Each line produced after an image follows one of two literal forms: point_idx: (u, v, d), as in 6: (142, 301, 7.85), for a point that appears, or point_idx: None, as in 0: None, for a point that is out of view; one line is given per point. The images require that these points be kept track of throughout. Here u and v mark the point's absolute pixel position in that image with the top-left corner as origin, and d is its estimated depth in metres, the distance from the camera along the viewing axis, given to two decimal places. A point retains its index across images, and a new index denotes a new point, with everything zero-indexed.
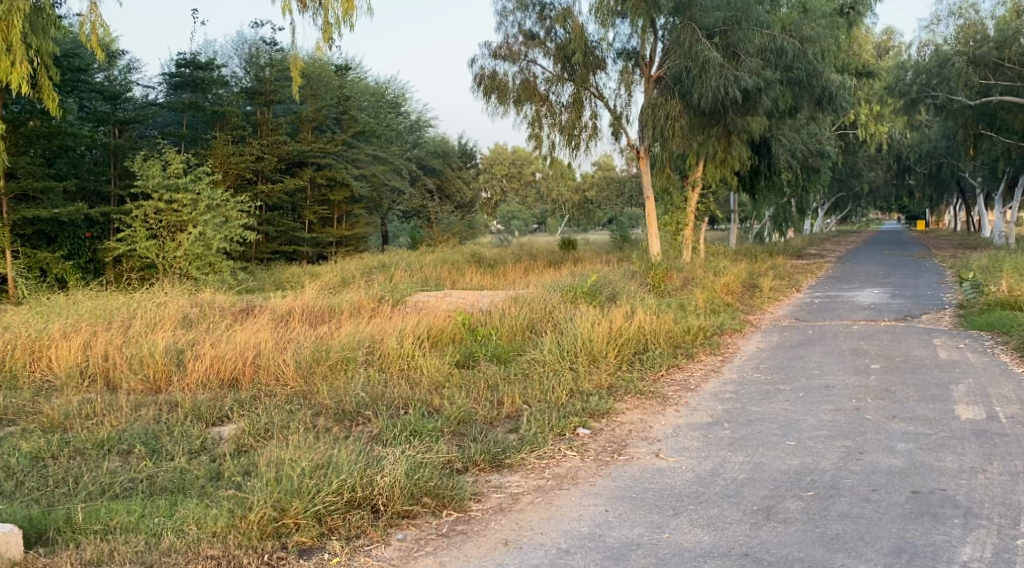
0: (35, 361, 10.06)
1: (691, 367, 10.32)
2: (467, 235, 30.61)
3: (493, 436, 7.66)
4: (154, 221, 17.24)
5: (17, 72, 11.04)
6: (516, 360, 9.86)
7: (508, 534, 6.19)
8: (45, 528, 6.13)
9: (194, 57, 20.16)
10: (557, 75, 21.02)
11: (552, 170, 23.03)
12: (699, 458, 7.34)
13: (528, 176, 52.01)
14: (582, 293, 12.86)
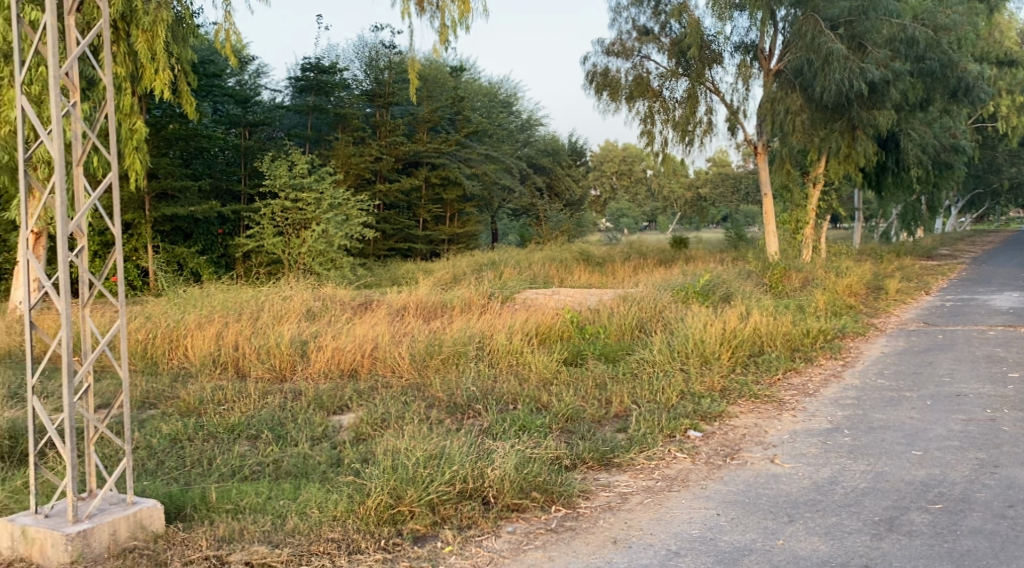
0: (172, 348, 10.74)
1: (809, 371, 10.19)
2: (576, 233, 30.64)
3: (602, 434, 7.81)
4: (281, 219, 18.00)
5: (161, 78, 11.83)
6: (625, 360, 9.96)
7: (616, 533, 6.33)
8: (183, 505, 6.59)
9: (318, 61, 20.95)
10: (671, 70, 20.97)
11: (665, 168, 22.95)
12: (816, 465, 7.31)
13: (639, 174, 51.23)
14: (695, 293, 12.83)
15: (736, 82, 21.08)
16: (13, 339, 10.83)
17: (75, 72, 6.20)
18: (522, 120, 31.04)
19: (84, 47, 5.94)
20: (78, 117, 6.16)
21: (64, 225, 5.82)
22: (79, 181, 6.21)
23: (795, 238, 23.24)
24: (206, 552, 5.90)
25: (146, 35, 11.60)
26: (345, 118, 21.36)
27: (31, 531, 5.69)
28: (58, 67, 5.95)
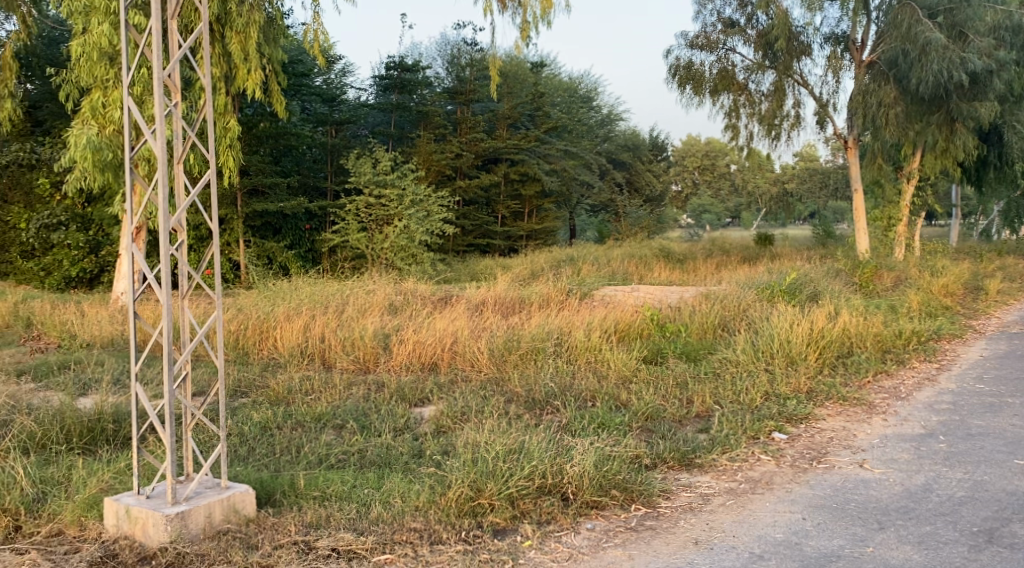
0: (263, 339, 11.10)
1: (901, 373, 10.00)
2: (657, 229, 30.37)
3: (683, 434, 7.82)
4: (364, 215, 18.36)
5: (253, 78, 12.23)
6: (707, 359, 9.92)
7: (698, 534, 6.34)
8: (273, 490, 6.83)
9: (401, 60, 21.23)
10: (758, 63, 20.73)
11: (750, 162, 22.66)
12: (909, 471, 7.21)
13: (722, 168, 49.38)
14: (781, 292, 12.65)
15: (826, 74, 20.70)
16: (114, 327, 11.31)
17: (176, 74, 6.48)
18: (603, 115, 30.95)
19: (185, 49, 6.20)
20: (179, 116, 6.44)
21: (166, 219, 6.08)
22: (180, 178, 6.48)
23: (888, 236, 22.64)
24: (294, 538, 6.11)
25: (239, 36, 12.08)
26: (427, 116, 21.64)
27: (134, 511, 5.98)
28: (161, 69, 6.22)
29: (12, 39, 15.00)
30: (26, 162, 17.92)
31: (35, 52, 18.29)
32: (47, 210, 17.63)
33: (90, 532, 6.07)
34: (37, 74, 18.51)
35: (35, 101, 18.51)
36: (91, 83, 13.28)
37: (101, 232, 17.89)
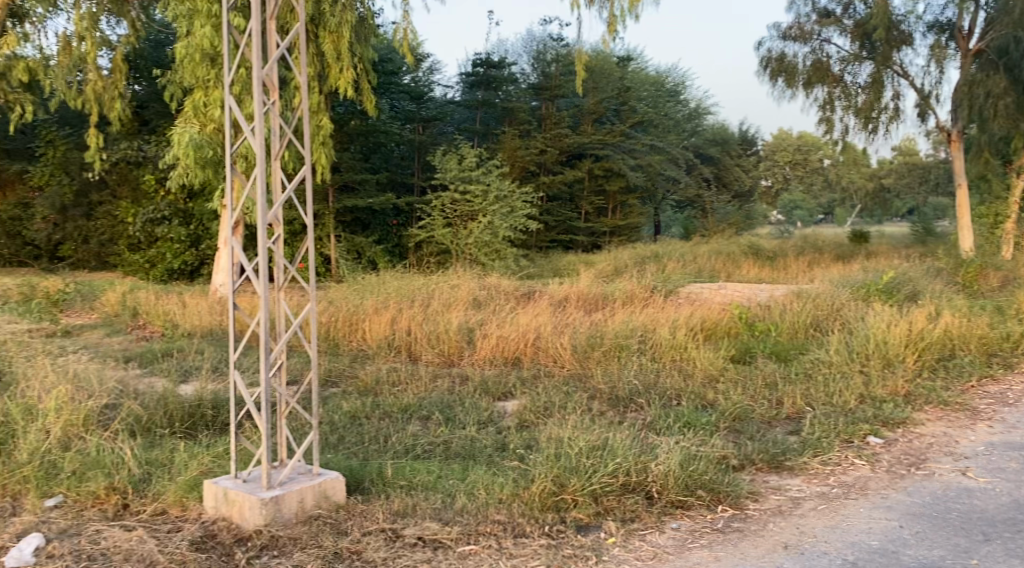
0: (352, 331, 11.41)
1: (1008, 378, 9.68)
2: (747, 225, 29.90)
3: (773, 436, 7.77)
4: (450, 211, 18.58)
5: (344, 77, 12.87)
6: (798, 359, 9.80)
7: (788, 538, 6.30)
8: (363, 479, 7.01)
9: (488, 56, 21.84)
10: (854, 54, 20.25)
11: (845, 157, 22.24)
12: (1017, 481, 7.02)
13: (816, 164, 48.47)
14: (877, 290, 12.38)
15: (929, 64, 20.16)
16: (213, 318, 11.73)
17: (275, 73, 6.71)
18: (691, 109, 30.61)
19: (282, 48, 6.41)
20: (276, 113, 6.67)
21: (263, 213, 6.30)
22: (277, 174, 6.71)
23: (993, 233, 21.79)
24: (381, 525, 6.28)
25: (332, 35, 12.44)
26: (512, 112, 21.89)
27: (232, 494, 6.23)
28: (260, 67, 6.44)
29: (121, 42, 15.65)
30: (133, 160, 18.73)
31: (143, 53, 19.30)
32: (152, 205, 18.29)
33: (191, 512, 6.35)
34: (145, 75, 19.37)
35: (142, 101, 19.44)
36: (194, 82, 13.81)
37: (202, 226, 18.45)
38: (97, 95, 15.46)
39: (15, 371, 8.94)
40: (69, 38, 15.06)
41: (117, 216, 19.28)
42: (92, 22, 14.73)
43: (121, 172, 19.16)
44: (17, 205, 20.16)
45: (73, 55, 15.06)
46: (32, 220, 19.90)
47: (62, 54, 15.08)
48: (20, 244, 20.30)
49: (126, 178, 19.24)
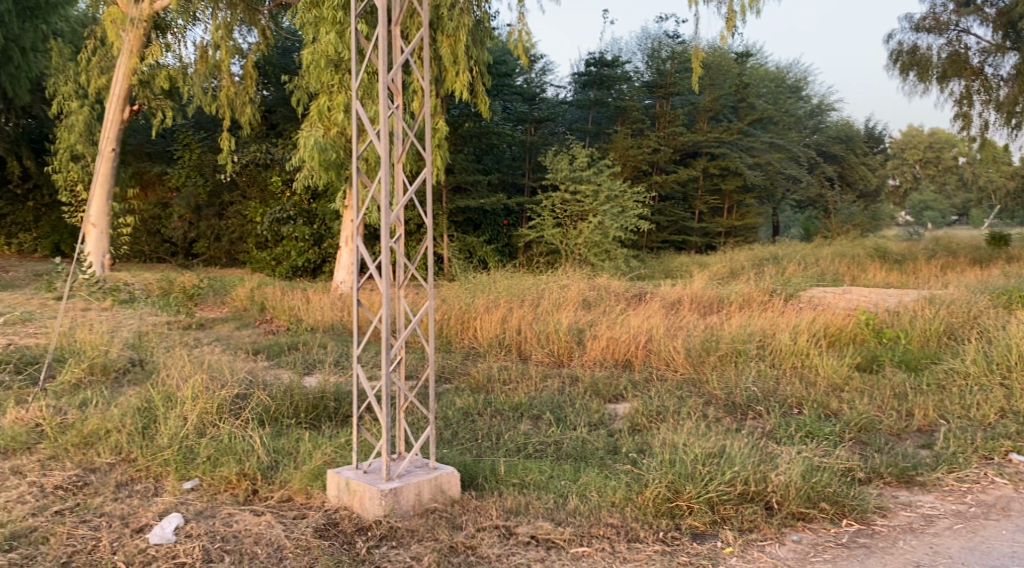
0: (464, 329, 11.60)
1: None
2: (872, 227, 28.86)
3: (902, 449, 7.53)
4: (560, 211, 18.57)
5: (460, 79, 13.45)
6: (929, 369, 9.43)
7: (919, 557, 6.10)
8: (477, 474, 7.10)
9: (602, 56, 21.64)
10: (997, 44, 19.39)
11: (981, 155, 21.33)
12: None
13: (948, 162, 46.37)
14: (1020, 298, 11.77)
15: None
16: (334, 313, 12.08)
17: (399, 79, 6.85)
18: (813, 105, 29.71)
19: (408, 53, 6.54)
20: (401, 117, 6.80)
21: (386, 214, 6.44)
22: (399, 177, 6.86)
23: None
24: (496, 522, 6.35)
25: (449, 39, 13.30)
26: (625, 111, 21.80)
27: (353, 484, 6.40)
28: (386, 72, 6.58)
29: (252, 50, 16.26)
30: (261, 162, 19.45)
31: (272, 60, 20.24)
32: (279, 205, 18.88)
33: (315, 500, 6.55)
34: (272, 80, 20.32)
35: (270, 106, 20.35)
36: (319, 88, 14.28)
37: (324, 225, 18.98)
38: (230, 100, 16.14)
39: (156, 359, 9.43)
40: (205, 47, 15.80)
41: (246, 216, 20.00)
42: (227, 32, 15.43)
43: (251, 173, 19.89)
44: (157, 205, 21.40)
45: (209, 63, 15.80)
46: (169, 219, 21.11)
47: (199, 62, 15.82)
48: (158, 241, 21.48)
49: (255, 179, 19.95)
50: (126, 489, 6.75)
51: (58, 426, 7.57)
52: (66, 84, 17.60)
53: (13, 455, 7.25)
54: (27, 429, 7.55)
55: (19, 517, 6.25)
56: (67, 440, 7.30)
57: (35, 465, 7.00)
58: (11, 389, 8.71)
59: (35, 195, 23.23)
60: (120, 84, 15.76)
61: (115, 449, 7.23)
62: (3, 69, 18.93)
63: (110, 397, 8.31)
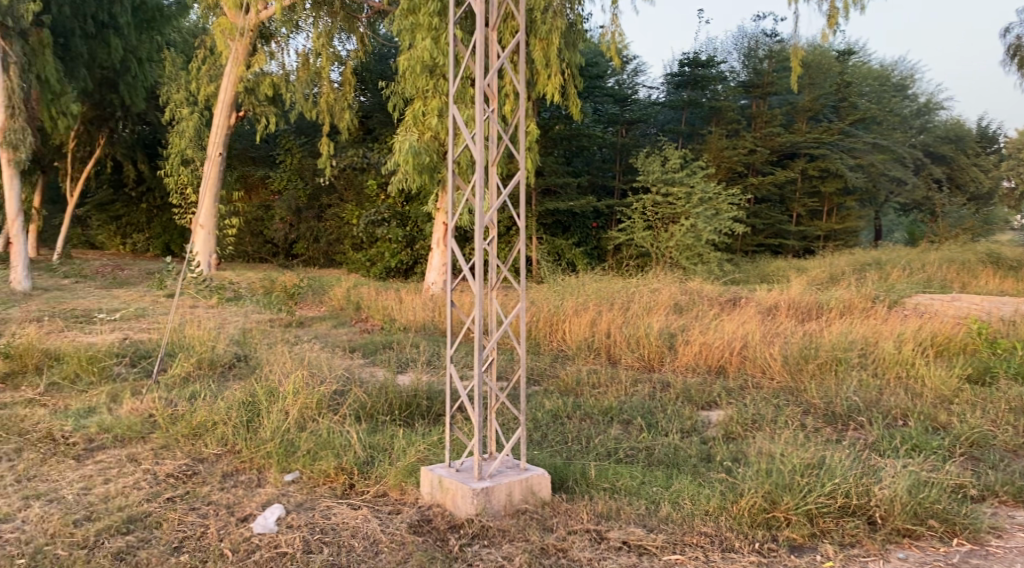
0: (552, 332, 11.53)
1: None
2: (983, 230, 27.58)
3: (1017, 467, 7.14)
4: (652, 213, 18.31)
5: (552, 82, 13.48)
6: None
7: None
8: (567, 477, 7.00)
9: (696, 56, 21.33)
10: None
11: None
12: None
13: None
14: None
15: None
16: (426, 314, 12.13)
17: (495, 83, 6.81)
18: (919, 104, 28.65)
19: (503, 58, 6.49)
20: (495, 121, 6.76)
21: (481, 216, 6.39)
22: (493, 180, 6.81)
23: None
24: (587, 525, 6.25)
25: (542, 42, 13.34)
26: (720, 111, 21.46)
27: (445, 482, 6.38)
28: (482, 76, 6.55)
29: (351, 57, 16.50)
30: (358, 166, 19.78)
31: (368, 66, 20.59)
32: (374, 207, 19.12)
33: (409, 496, 6.56)
34: (370, 86, 20.63)
35: (367, 111, 20.65)
36: (415, 93, 14.41)
37: (417, 227, 19.15)
38: (330, 106, 16.49)
39: (260, 355, 9.62)
40: (307, 54, 16.14)
41: (342, 218, 20.34)
42: (327, 39, 15.74)
43: (348, 177, 20.24)
44: (260, 207, 22.00)
45: (311, 70, 16.11)
46: (271, 221, 21.63)
47: (301, 69, 16.14)
48: (260, 242, 22.07)
49: (351, 182, 20.28)
50: (231, 479, 6.87)
51: (169, 417, 7.79)
52: (177, 92, 18.21)
53: (129, 443, 7.47)
54: (141, 420, 7.80)
55: (134, 502, 6.43)
56: (178, 430, 7.49)
57: (148, 454, 7.20)
58: (127, 380, 9.02)
59: (149, 198, 24.52)
60: (226, 91, 16.26)
61: (221, 441, 7.37)
62: (120, 78, 19.69)
63: (217, 390, 8.50)
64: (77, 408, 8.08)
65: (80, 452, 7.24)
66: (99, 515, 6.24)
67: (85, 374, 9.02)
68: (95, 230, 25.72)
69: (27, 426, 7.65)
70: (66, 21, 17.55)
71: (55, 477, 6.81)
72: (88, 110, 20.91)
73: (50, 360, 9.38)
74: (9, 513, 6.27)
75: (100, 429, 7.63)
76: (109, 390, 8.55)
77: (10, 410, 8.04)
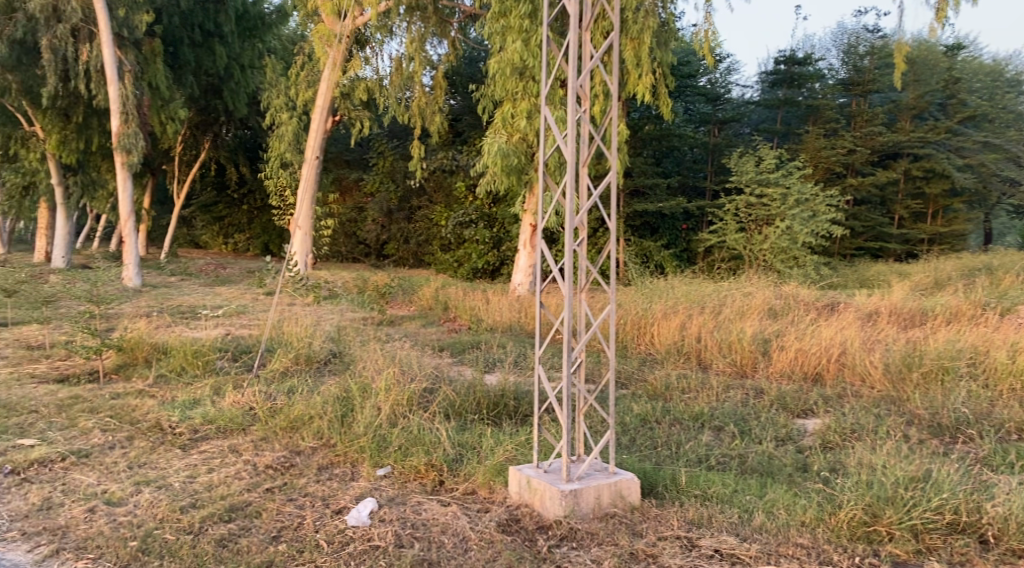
0: (640, 335, 11.35)
1: None
2: None
3: None
4: (745, 215, 17.90)
5: (642, 83, 13.32)
6: None
7: None
8: (656, 482, 6.79)
9: (792, 54, 21.34)
10: None
11: None
12: None
13: None
14: None
15: None
16: (514, 314, 12.05)
17: (588, 84, 6.70)
18: None
19: (596, 57, 6.38)
20: (588, 121, 6.64)
21: (571, 217, 6.27)
22: (584, 180, 6.68)
23: None
24: (677, 532, 6.06)
25: (633, 43, 13.15)
26: (817, 109, 20.94)
27: (534, 482, 6.28)
28: (575, 76, 6.45)
29: (443, 61, 16.57)
30: (447, 169, 19.91)
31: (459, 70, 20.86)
32: (462, 209, 19.26)
33: (497, 495, 6.48)
34: (460, 89, 20.77)
35: (457, 114, 20.77)
36: (505, 94, 14.37)
37: (504, 229, 19.09)
38: (421, 110, 16.60)
39: (355, 351, 9.70)
40: (400, 59, 16.24)
41: (432, 219, 20.46)
42: (421, 44, 15.79)
43: (437, 178, 20.35)
44: (353, 209, 22.37)
45: (404, 74, 16.24)
46: (364, 221, 22.00)
47: (395, 74, 16.27)
48: (354, 242, 22.43)
49: (440, 184, 20.38)
50: (327, 472, 6.89)
51: (268, 410, 7.88)
52: (278, 97, 18.60)
53: (230, 434, 7.58)
54: (242, 412, 7.92)
55: (235, 491, 6.49)
56: (277, 423, 7.56)
57: (249, 445, 7.28)
58: (229, 374, 9.17)
59: (250, 200, 25.15)
60: (323, 96, 16.58)
61: (317, 435, 7.41)
62: (224, 85, 20.12)
63: (314, 385, 8.57)
64: (183, 399, 8.24)
65: (186, 441, 7.37)
66: (204, 503, 6.32)
67: (190, 367, 9.20)
68: (200, 229, 26.67)
69: (137, 416, 7.84)
70: (175, 29, 18.15)
71: (163, 465, 6.93)
72: (194, 116, 21.43)
73: (159, 353, 9.63)
74: (122, 498, 6.40)
75: (204, 420, 7.75)
76: (212, 383, 8.71)
77: (121, 401, 8.26)
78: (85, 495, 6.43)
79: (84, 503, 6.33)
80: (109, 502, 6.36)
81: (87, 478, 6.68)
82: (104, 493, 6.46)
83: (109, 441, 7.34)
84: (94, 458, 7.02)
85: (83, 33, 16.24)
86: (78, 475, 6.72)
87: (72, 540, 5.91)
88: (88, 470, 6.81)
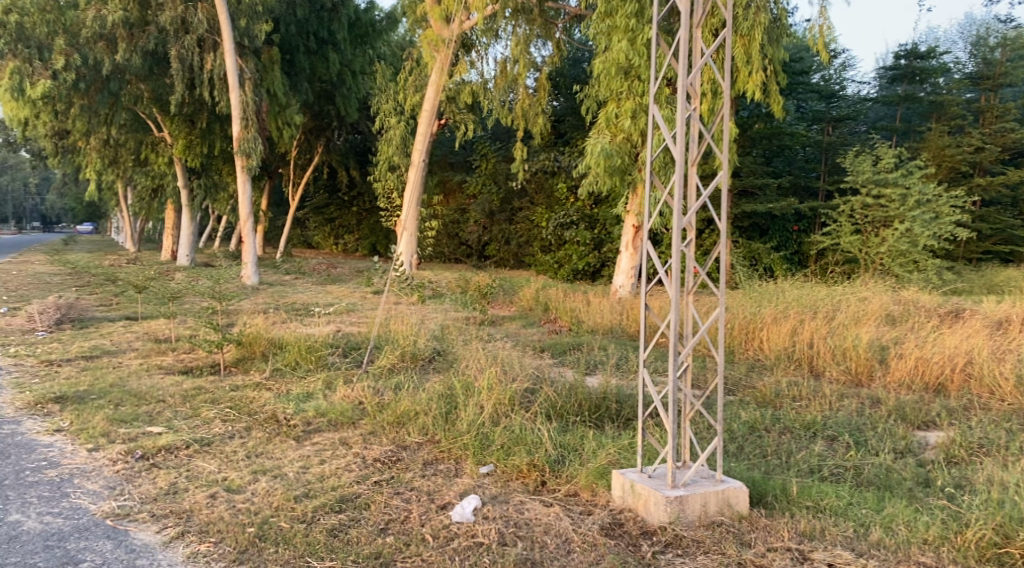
0: (749, 340, 10.94)
1: None
2: None
3: None
4: (860, 217, 17.19)
5: (752, 80, 12.88)
6: None
7: None
8: (766, 491, 6.38)
9: (914, 48, 20.42)
10: None
11: None
12: None
13: None
14: None
15: None
16: (616, 316, 11.77)
17: (697, 81, 6.39)
18: None
19: (706, 54, 6.09)
20: (697, 119, 6.34)
21: (678, 217, 6.01)
22: (693, 179, 6.38)
23: None
24: (789, 544, 5.73)
25: (743, 39, 12.73)
26: (941, 106, 19.98)
27: (638, 487, 6.03)
28: (684, 74, 6.17)
29: (547, 63, 16.38)
30: (549, 170, 19.75)
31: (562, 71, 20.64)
32: (563, 210, 19.08)
33: (600, 499, 6.26)
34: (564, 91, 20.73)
35: (560, 115, 20.61)
36: (610, 94, 14.13)
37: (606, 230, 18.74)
38: (525, 111, 16.47)
39: (458, 350, 9.59)
40: (505, 61, 16.16)
41: (533, 220, 20.31)
42: (526, 46, 15.61)
43: (539, 180, 20.19)
44: (456, 210, 22.49)
45: (509, 76, 16.14)
46: (467, 222, 22.16)
47: (500, 76, 16.20)
48: (457, 243, 22.71)
49: (542, 186, 20.25)
50: (432, 468, 6.78)
51: (377, 404, 7.85)
52: (387, 102, 18.74)
53: (341, 427, 7.56)
54: (352, 406, 7.91)
55: (346, 483, 6.45)
56: (384, 418, 7.52)
57: (358, 439, 7.24)
58: (340, 369, 9.17)
59: (359, 202, 25.50)
60: (429, 99, 16.65)
61: (422, 431, 7.32)
62: (337, 91, 20.34)
63: (420, 382, 8.49)
64: (296, 393, 8.28)
65: (300, 433, 7.37)
66: (316, 493, 6.29)
67: (304, 361, 9.25)
68: (315, 227, 27.51)
69: (255, 407, 7.90)
70: (291, 38, 18.51)
71: (279, 455, 6.95)
72: (308, 121, 21.68)
73: (275, 348, 9.74)
74: (240, 485, 6.42)
75: (317, 413, 7.76)
76: (324, 377, 8.73)
77: (240, 392, 8.36)
78: (208, 481, 6.48)
79: (207, 489, 6.37)
80: (230, 488, 6.38)
81: (209, 465, 6.73)
82: (225, 480, 6.50)
83: (229, 431, 7.41)
84: (215, 446, 7.08)
85: (207, 43, 16.71)
86: (200, 462, 6.78)
87: (196, 523, 5.96)
88: (209, 458, 6.87)
